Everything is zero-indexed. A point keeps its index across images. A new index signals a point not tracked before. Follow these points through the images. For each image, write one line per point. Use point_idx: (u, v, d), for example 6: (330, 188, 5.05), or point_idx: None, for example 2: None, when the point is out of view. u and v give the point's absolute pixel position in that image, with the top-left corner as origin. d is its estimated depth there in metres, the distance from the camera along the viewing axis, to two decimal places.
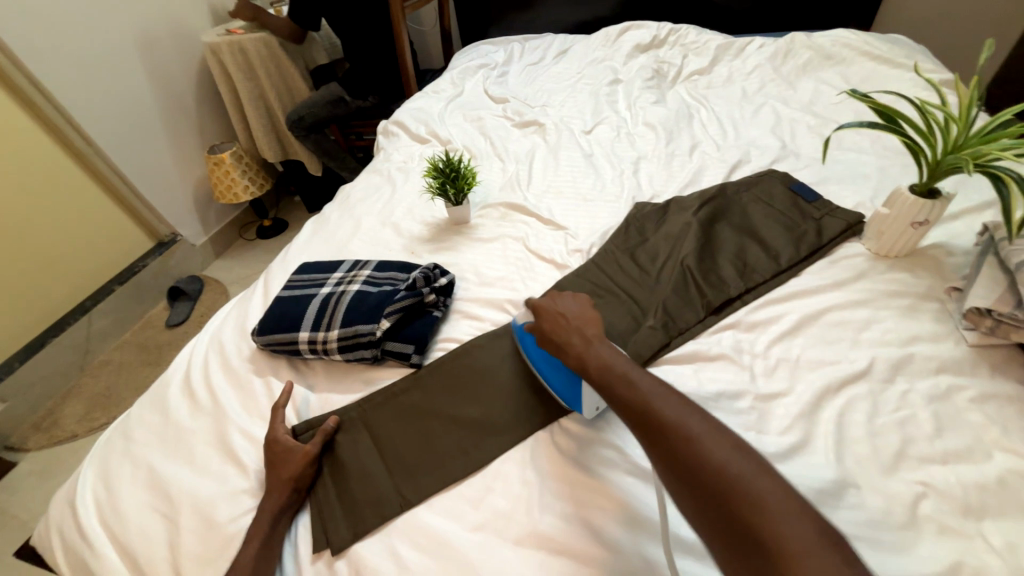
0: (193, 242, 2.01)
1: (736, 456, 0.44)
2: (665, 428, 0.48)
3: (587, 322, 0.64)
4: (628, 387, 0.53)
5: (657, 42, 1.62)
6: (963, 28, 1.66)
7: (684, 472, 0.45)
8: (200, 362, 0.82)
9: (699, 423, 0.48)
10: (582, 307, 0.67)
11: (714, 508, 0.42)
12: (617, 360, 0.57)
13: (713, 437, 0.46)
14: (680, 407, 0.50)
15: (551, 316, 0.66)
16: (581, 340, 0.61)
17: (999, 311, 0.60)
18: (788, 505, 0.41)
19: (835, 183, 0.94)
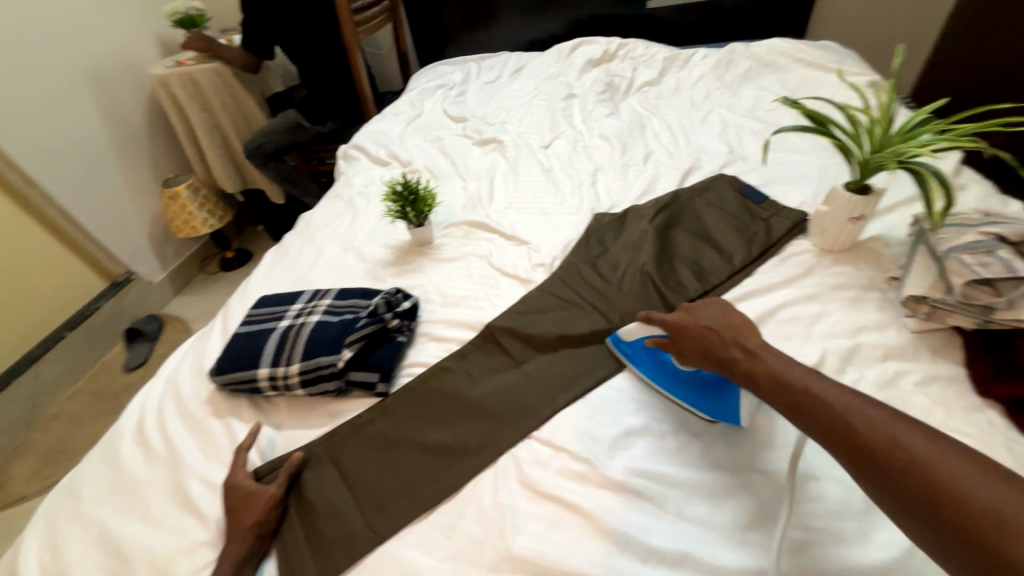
0: (150, 279, 1.93)
1: (959, 465, 0.39)
2: (830, 418, 0.46)
3: (742, 331, 0.57)
4: (791, 388, 0.49)
5: (607, 56, 1.68)
6: (886, 33, 1.79)
7: (861, 455, 0.43)
8: (155, 408, 0.78)
9: (867, 411, 0.45)
10: (730, 313, 0.60)
11: (901, 488, 0.40)
12: (782, 368, 0.52)
13: (891, 425, 0.43)
14: (844, 398, 0.47)
15: (695, 328, 0.60)
16: (744, 355, 0.55)
17: (933, 298, 0.63)
18: (987, 480, 0.38)
19: (780, 184, 0.99)
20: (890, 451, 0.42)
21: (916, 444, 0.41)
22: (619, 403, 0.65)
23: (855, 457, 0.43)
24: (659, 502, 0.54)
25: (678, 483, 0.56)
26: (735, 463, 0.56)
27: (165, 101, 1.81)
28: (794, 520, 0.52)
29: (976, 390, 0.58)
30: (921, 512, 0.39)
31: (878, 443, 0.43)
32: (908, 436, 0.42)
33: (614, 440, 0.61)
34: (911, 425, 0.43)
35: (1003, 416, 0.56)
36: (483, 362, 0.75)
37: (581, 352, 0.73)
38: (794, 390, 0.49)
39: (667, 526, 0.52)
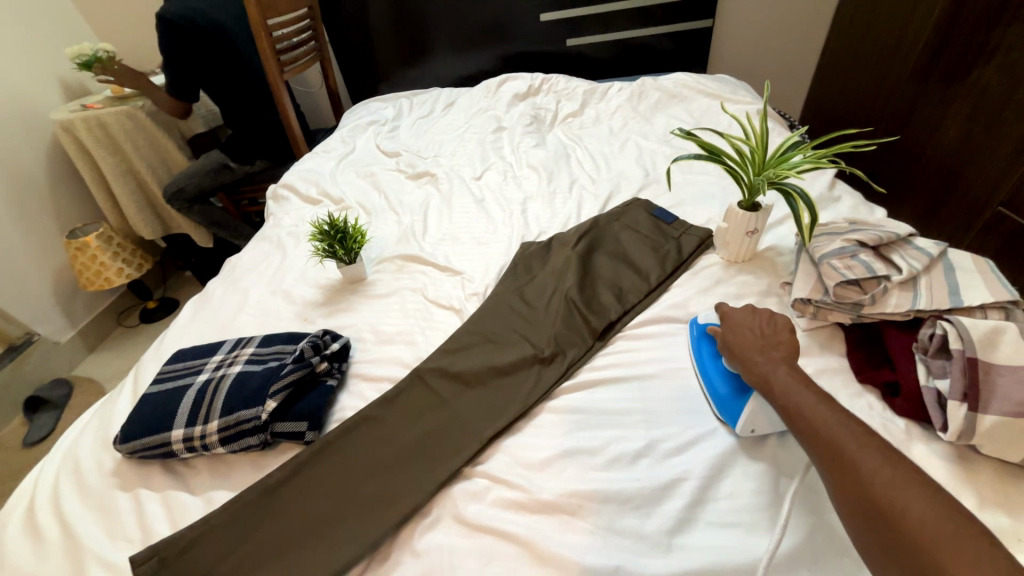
0: (55, 339, 1.74)
1: (888, 465, 0.46)
2: (811, 426, 0.52)
3: (776, 342, 0.63)
4: (792, 395, 0.55)
5: (533, 91, 1.77)
6: (773, 65, 2.04)
7: (826, 460, 0.49)
8: (48, 488, 0.70)
9: (845, 429, 0.50)
10: (768, 328, 0.65)
11: (847, 490, 0.47)
12: (792, 380, 0.57)
13: (859, 444, 0.49)
14: (830, 414, 0.52)
15: (734, 329, 0.67)
16: (767, 359, 0.61)
17: (815, 299, 0.71)
18: (920, 500, 0.43)
19: (689, 203, 1.08)
20: (849, 461, 0.48)
21: (873, 463, 0.47)
22: (556, 425, 0.67)
23: (820, 459, 0.50)
24: (591, 519, 0.56)
25: (611, 495, 0.57)
26: (661, 469, 0.59)
27: (69, 146, 1.69)
28: (713, 519, 0.55)
29: (857, 377, 0.65)
30: (855, 513, 0.45)
31: (840, 453, 0.49)
32: (871, 456, 0.47)
33: (555, 468, 0.61)
34: (877, 448, 0.48)
35: (880, 399, 0.62)
36: (416, 403, 0.74)
37: (511, 382, 0.75)
38: (789, 396, 0.56)
39: (599, 543, 0.53)
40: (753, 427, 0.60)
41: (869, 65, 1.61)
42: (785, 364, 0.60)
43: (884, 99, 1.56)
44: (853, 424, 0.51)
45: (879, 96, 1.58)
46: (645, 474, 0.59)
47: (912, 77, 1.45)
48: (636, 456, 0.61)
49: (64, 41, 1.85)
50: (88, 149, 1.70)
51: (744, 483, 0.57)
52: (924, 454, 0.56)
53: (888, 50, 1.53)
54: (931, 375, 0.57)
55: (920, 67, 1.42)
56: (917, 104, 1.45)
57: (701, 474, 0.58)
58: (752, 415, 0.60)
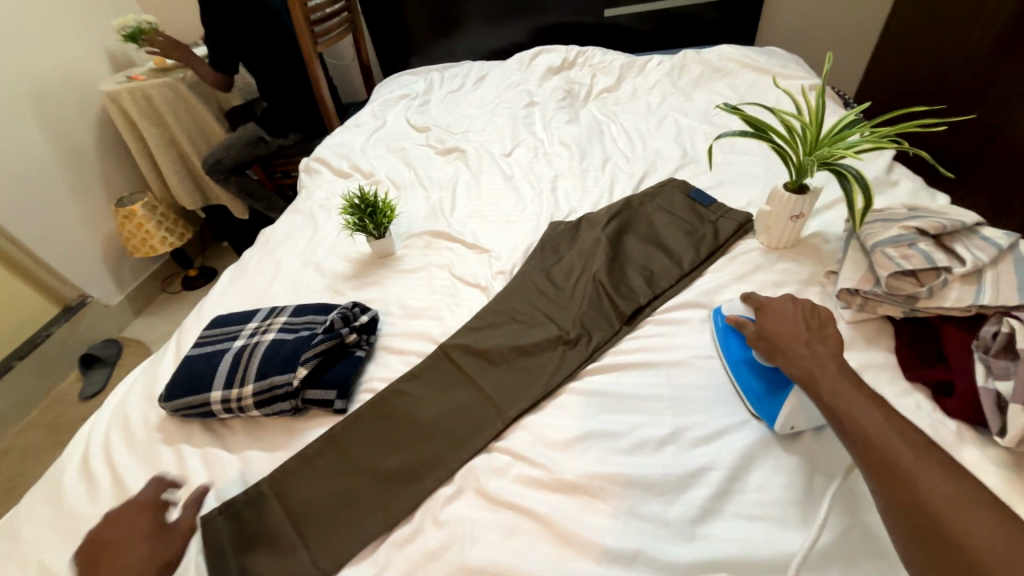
0: (106, 302, 1.85)
1: (947, 479, 0.44)
2: (862, 432, 0.48)
3: (823, 336, 0.58)
4: (840, 395, 0.52)
5: (567, 64, 1.71)
6: (829, 37, 1.89)
7: (878, 470, 0.46)
8: (101, 439, 0.75)
9: (899, 439, 0.47)
10: (814, 321, 0.61)
11: (901, 504, 0.44)
12: (840, 379, 0.53)
13: (916, 456, 0.46)
14: (883, 421, 0.49)
15: (774, 319, 0.63)
16: (813, 355, 0.57)
17: (863, 290, 0.67)
18: (986, 521, 0.41)
19: (729, 185, 1.03)
20: (905, 473, 0.45)
21: (933, 477, 0.44)
22: (581, 407, 0.66)
23: (870, 468, 0.47)
24: (613, 502, 0.55)
25: (632, 479, 0.56)
26: (688, 456, 0.58)
27: (116, 117, 1.75)
28: (739, 510, 0.54)
29: (906, 374, 0.61)
30: (909, 529, 0.43)
31: (895, 464, 0.45)
32: (929, 470, 0.44)
33: (579, 453, 0.61)
34: (935, 461, 0.45)
35: (930, 399, 0.59)
36: (440, 379, 0.75)
37: (534, 363, 0.74)
38: (835, 397, 0.52)
39: (620, 527, 0.53)
40: (792, 424, 0.58)
41: (941, 36, 1.46)
42: (833, 362, 0.56)
43: (956, 74, 1.43)
44: (908, 433, 0.48)
45: (951, 71, 1.44)
46: (672, 460, 0.58)
47: (991, 50, 1.31)
48: (663, 443, 0.60)
49: (110, 12, 1.90)
50: (133, 119, 1.76)
51: (776, 477, 0.55)
52: (976, 458, 0.52)
53: (965, 19, 1.38)
54: (991, 375, 0.53)
55: (1003, 39, 1.28)
56: (995, 80, 1.31)
57: (730, 464, 0.57)
58: (791, 413, 0.57)
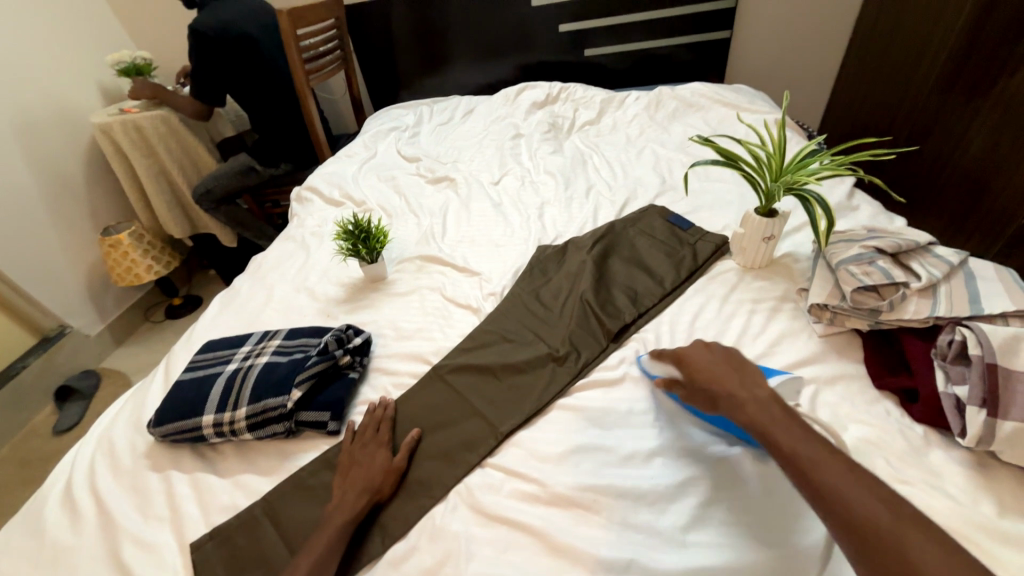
0: (87, 332, 1.81)
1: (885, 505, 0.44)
2: (835, 493, 0.45)
3: (750, 374, 0.59)
4: (787, 440, 0.50)
5: (551, 99, 1.80)
6: (792, 76, 2.04)
7: (852, 534, 0.43)
8: (84, 467, 0.73)
9: (877, 499, 0.44)
10: (743, 363, 0.61)
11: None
12: (779, 414, 0.53)
13: (898, 520, 0.42)
14: (853, 478, 0.46)
15: (699, 369, 0.61)
16: (757, 399, 0.55)
17: (831, 305, 0.71)
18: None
19: (705, 210, 1.09)
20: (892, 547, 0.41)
21: (923, 549, 0.41)
22: (571, 423, 0.68)
23: (851, 539, 0.43)
24: (607, 515, 0.56)
25: (622, 486, 0.59)
26: (677, 466, 0.60)
27: (106, 148, 1.77)
28: (727, 518, 0.55)
29: (875, 384, 0.65)
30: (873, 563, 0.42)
31: (880, 536, 0.42)
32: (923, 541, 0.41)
33: (572, 467, 0.62)
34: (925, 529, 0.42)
35: (898, 405, 0.63)
36: (425, 399, 0.76)
37: (525, 380, 0.76)
38: (796, 447, 0.49)
39: (613, 536, 0.54)
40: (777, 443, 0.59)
41: (892, 76, 1.60)
42: (777, 404, 0.54)
43: (907, 109, 1.55)
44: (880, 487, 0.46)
45: (901, 107, 1.57)
46: (660, 470, 0.60)
47: (935, 88, 1.44)
48: (653, 455, 0.62)
49: (104, 48, 1.95)
50: (124, 150, 1.78)
51: (755, 483, 0.57)
52: (941, 461, 0.56)
53: (910, 62, 1.52)
54: (949, 381, 0.57)
55: (944, 79, 1.41)
56: (939, 117, 1.43)
57: (714, 472, 0.59)
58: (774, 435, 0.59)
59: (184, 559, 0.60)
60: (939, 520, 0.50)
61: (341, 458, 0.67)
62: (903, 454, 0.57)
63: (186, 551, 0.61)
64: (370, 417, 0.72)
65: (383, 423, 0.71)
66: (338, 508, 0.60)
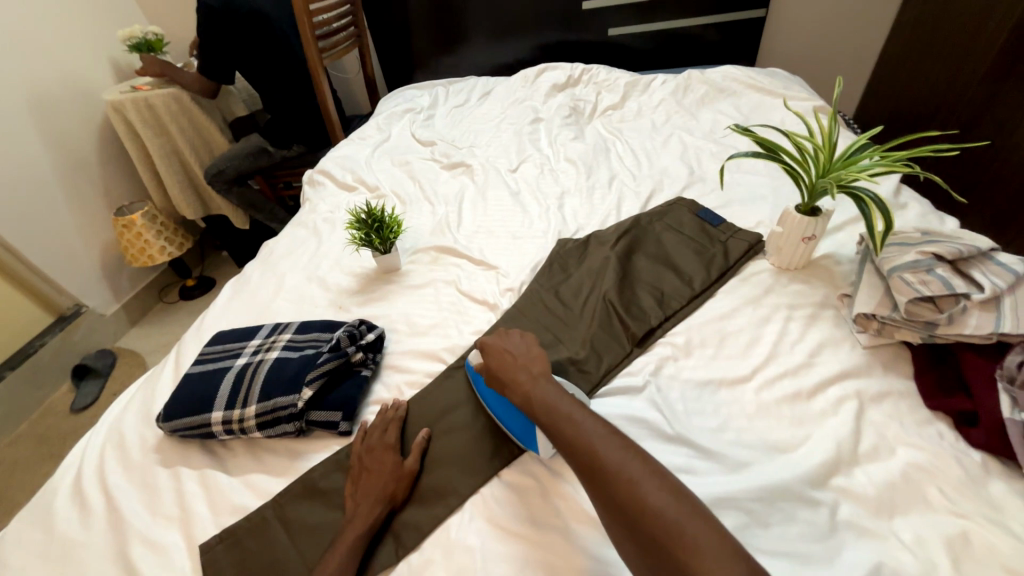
0: (102, 312, 1.82)
1: (625, 456, 0.51)
2: (575, 438, 0.53)
3: (532, 359, 0.67)
4: (552, 401, 0.59)
5: (572, 81, 1.72)
6: (830, 60, 1.92)
7: (597, 484, 0.50)
8: (93, 459, 0.72)
9: (613, 439, 0.53)
10: (533, 350, 0.69)
11: (615, 505, 0.48)
12: (551, 393, 0.60)
13: (627, 454, 0.51)
14: (597, 426, 0.55)
15: (496, 355, 0.68)
16: (529, 378, 0.63)
17: (880, 315, 0.66)
18: (694, 517, 0.45)
19: (737, 205, 1.03)
20: (620, 485, 0.48)
21: (642, 477, 0.48)
22: None
23: (595, 489, 0.50)
24: None
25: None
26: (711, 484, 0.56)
27: (118, 126, 1.74)
28: None
29: (927, 403, 0.60)
30: (615, 512, 0.47)
31: (611, 477, 0.49)
32: (644, 474, 0.49)
33: None
34: (644, 462, 0.50)
35: (952, 428, 0.58)
36: (439, 398, 0.73)
37: None
38: (560, 416, 0.56)
39: None
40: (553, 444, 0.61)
41: (941, 61, 1.49)
42: (542, 379, 0.63)
43: (956, 98, 1.44)
44: (619, 436, 0.54)
45: (948, 95, 1.46)
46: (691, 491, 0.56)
47: (989, 75, 1.33)
48: (685, 471, 0.57)
49: (115, 22, 1.91)
50: (136, 129, 1.75)
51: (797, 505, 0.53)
52: (1002, 493, 0.51)
53: (962, 46, 1.41)
54: (1018, 407, 0.52)
55: (998, 66, 1.30)
56: (992, 106, 1.33)
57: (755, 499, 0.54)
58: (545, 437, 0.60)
59: (192, 561, 0.59)
60: (1001, 560, 0.46)
61: (353, 461, 0.64)
62: (959, 484, 0.52)
63: (195, 552, 0.60)
64: (380, 416, 0.69)
65: (392, 423, 0.68)
66: (352, 519, 0.58)
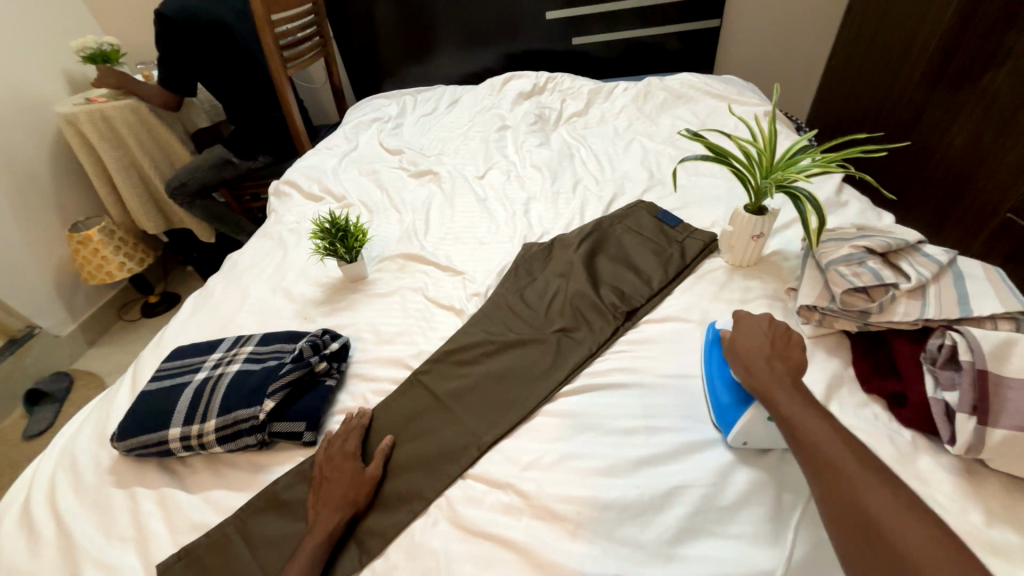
0: (58, 332, 1.74)
1: (878, 485, 0.46)
2: (813, 439, 0.51)
3: (784, 354, 0.60)
4: (789, 404, 0.54)
5: (537, 89, 1.76)
6: (782, 67, 2.01)
7: (838, 503, 0.46)
8: (44, 484, 0.69)
9: (847, 451, 0.49)
10: (784, 348, 0.61)
11: (846, 516, 0.45)
12: (795, 395, 0.55)
13: (864, 469, 0.48)
14: (833, 432, 0.51)
15: (743, 341, 0.63)
16: (772, 374, 0.58)
17: (820, 307, 0.70)
18: (937, 547, 0.41)
19: (693, 206, 1.07)
20: (870, 513, 0.44)
21: (878, 494, 0.45)
22: (556, 430, 0.66)
23: (834, 506, 0.46)
24: (591, 529, 0.54)
25: (752, 474, 0.57)
26: (665, 471, 0.59)
27: (72, 139, 1.68)
28: (715, 530, 0.54)
29: (863, 387, 0.64)
30: (854, 534, 0.44)
31: (860, 501, 0.45)
32: (878, 488, 0.46)
33: (553, 474, 0.60)
34: (884, 478, 0.47)
35: (886, 409, 0.61)
36: (407, 402, 0.74)
37: (510, 385, 0.74)
38: (804, 423, 0.52)
39: (598, 553, 0.52)
40: (746, 439, 0.58)
41: (880, 67, 1.59)
42: (790, 378, 0.57)
43: (894, 102, 1.54)
44: (856, 446, 0.50)
45: (888, 100, 1.56)
46: (644, 479, 0.58)
47: (922, 80, 1.43)
48: (641, 463, 0.59)
49: (67, 33, 1.85)
50: (91, 142, 1.70)
51: (743, 487, 0.56)
52: (929, 467, 0.55)
53: (897, 54, 1.51)
54: (939, 386, 0.56)
55: (930, 73, 1.40)
56: (925, 109, 1.43)
57: (705, 484, 0.56)
58: (746, 427, 0.57)
59: None
60: None
61: (314, 471, 0.64)
62: (892, 461, 0.56)
63: (153, 571, 0.58)
64: (344, 425, 0.69)
65: (353, 431, 0.68)
66: (313, 529, 0.58)
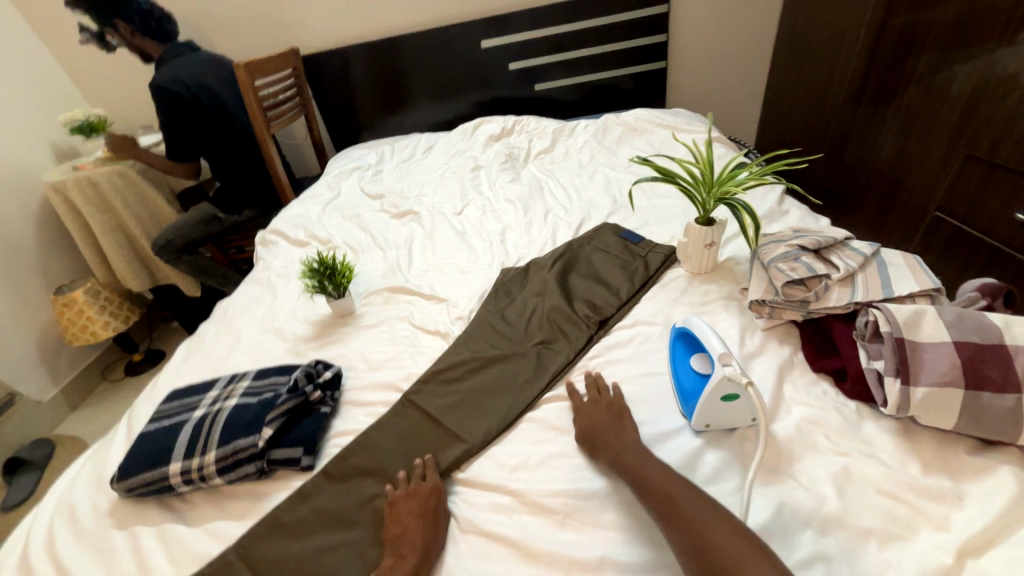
0: (39, 398, 1.71)
1: (717, 519, 0.51)
2: (661, 488, 0.55)
3: (622, 421, 0.65)
4: (640, 466, 0.58)
5: (506, 131, 1.90)
6: (727, 99, 2.22)
7: (689, 541, 0.50)
8: (40, 534, 0.70)
9: (691, 491, 0.54)
10: (619, 416, 0.66)
11: (699, 555, 0.49)
12: (639, 452, 0.60)
13: (705, 507, 0.52)
14: (677, 482, 0.56)
15: (588, 416, 0.68)
16: (617, 438, 0.63)
17: (767, 300, 0.78)
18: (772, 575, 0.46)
19: (653, 224, 1.17)
20: (713, 549, 0.48)
21: (720, 532, 0.50)
22: (540, 434, 0.71)
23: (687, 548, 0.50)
24: (582, 519, 0.59)
25: (718, 453, 0.63)
26: None
27: (59, 206, 1.73)
28: None
29: (812, 367, 0.71)
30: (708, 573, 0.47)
31: (706, 539, 0.49)
32: (722, 529, 0.50)
33: (549, 473, 0.64)
34: (719, 512, 0.52)
35: (833, 385, 0.69)
36: (412, 417, 0.78)
37: (498, 399, 0.78)
38: (651, 473, 0.57)
39: (586, 538, 0.57)
40: (707, 422, 0.64)
41: (810, 94, 1.78)
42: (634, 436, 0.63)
43: (826, 122, 1.71)
44: (701, 493, 0.54)
45: (820, 121, 1.74)
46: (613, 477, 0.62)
47: (846, 102, 1.61)
48: None
49: (55, 109, 1.94)
50: (78, 207, 1.75)
51: (711, 465, 0.61)
52: (872, 431, 0.61)
53: (823, 81, 1.70)
54: (871, 358, 0.64)
55: (852, 95, 1.58)
56: (854, 126, 1.60)
57: (676, 465, 0.62)
58: (705, 412, 0.63)
59: None
60: (874, 483, 0.55)
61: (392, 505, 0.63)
62: (840, 429, 0.62)
63: None
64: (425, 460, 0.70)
65: (431, 466, 0.68)
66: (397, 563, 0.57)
